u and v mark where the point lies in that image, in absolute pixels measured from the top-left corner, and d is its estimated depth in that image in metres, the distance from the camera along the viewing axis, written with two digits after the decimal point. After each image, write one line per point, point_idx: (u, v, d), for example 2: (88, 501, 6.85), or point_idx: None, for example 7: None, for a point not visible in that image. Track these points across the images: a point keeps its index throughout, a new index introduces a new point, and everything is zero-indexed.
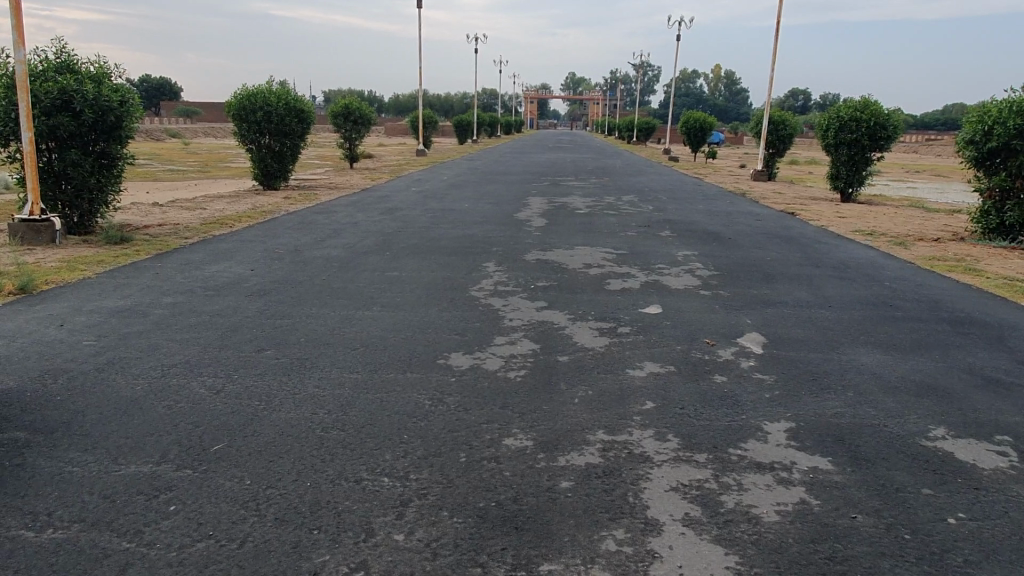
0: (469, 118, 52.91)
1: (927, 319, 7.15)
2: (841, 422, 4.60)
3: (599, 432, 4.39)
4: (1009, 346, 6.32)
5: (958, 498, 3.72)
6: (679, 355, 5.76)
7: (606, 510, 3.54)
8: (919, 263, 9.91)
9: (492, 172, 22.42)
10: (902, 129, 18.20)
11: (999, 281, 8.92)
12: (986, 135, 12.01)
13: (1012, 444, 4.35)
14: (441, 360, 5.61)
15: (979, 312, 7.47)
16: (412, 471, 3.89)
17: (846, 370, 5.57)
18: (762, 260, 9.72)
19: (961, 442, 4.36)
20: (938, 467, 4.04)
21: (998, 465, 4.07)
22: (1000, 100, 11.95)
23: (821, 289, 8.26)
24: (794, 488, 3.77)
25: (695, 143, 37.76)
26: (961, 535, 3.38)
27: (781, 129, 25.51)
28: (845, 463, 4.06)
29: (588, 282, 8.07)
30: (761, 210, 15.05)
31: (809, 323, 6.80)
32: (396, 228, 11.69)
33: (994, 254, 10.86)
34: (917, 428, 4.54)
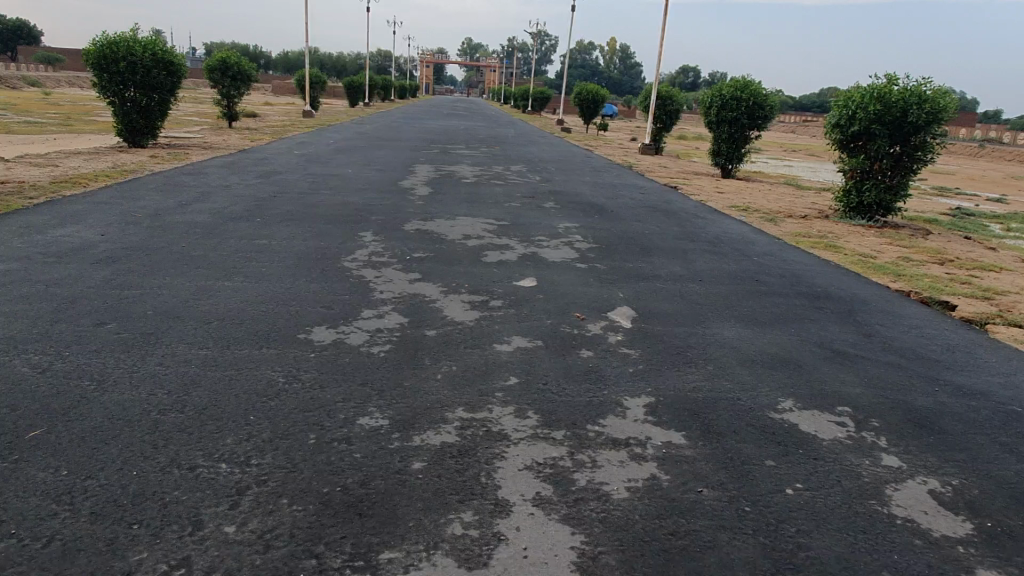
0: (360, 79, 51.16)
1: (787, 293, 7.50)
2: (698, 396, 4.71)
3: (458, 409, 4.28)
4: (856, 320, 6.73)
5: (797, 468, 3.88)
6: (548, 330, 5.74)
7: (456, 491, 3.44)
8: (786, 239, 10.41)
9: (381, 137, 21.81)
10: (778, 110, 19.04)
11: (856, 257, 9.49)
12: (851, 118, 12.64)
13: (851, 415, 4.60)
14: (302, 335, 5.33)
15: (834, 287, 7.90)
16: (254, 455, 3.64)
17: (708, 344, 5.72)
18: (639, 234, 9.89)
19: (805, 414, 4.57)
20: (782, 438, 4.20)
21: (836, 435, 4.29)
22: (864, 85, 12.58)
23: (693, 263, 8.50)
24: (646, 464, 3.81)
25: (587, 115, 38.07)
26: (796, 505, 3.52)
27: (669, 104, 26.14)
28: (697, 437, 4.14)
29: (465, 254, 7.93)
30: (645, 184, 15.35)
31: (677, 298, 6.95)
32: (271, 192, 11.13)
33: (853, 231, 11.54)
34: (768, 401, 4.72)
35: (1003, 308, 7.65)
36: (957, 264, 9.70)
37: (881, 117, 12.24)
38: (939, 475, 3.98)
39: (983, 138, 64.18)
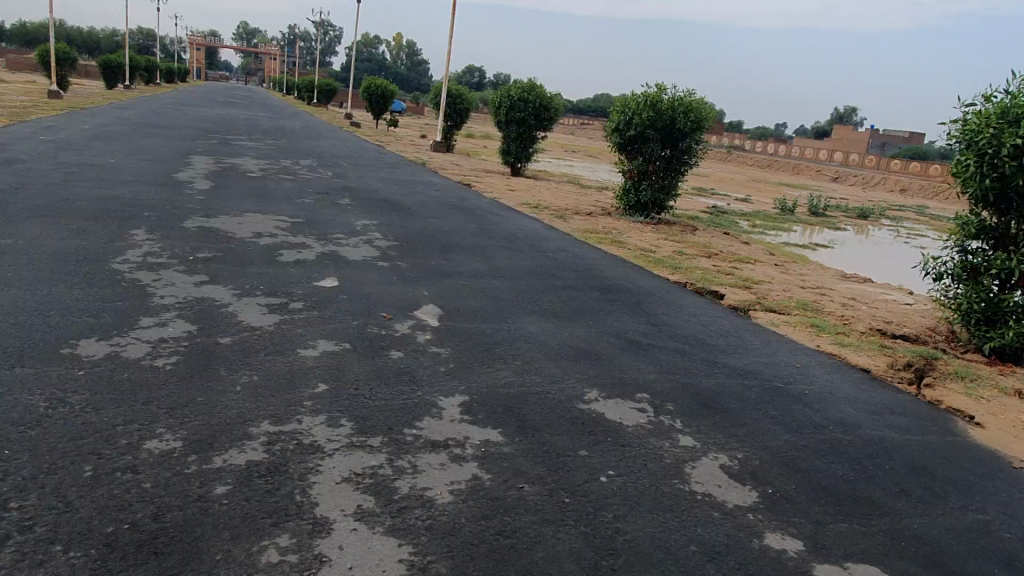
0: (118, 60, 45.98)
1: (582, 286, 7.89)
2: (510, 392, 4.78)
3: (263, 423, 3.94)
4: (644, 311, 7.25)
5: (607, 456, 4.08)
6: (354, 331, 5.50)
7: (268, 514, 3.15)
8: (576, 235, 10.97)
9: (147, 125, 19.73)
10: (561, 112, 20.04)
11: (638, 252, 10.24)
12: (628, 122, 13.53)
13: (649, 401, 4.94)
14: (66, 350, 4.60)
15: (623, 280, 8.46)
16: (14, 498, 3.05)
17: (515, 339, 5.83)
18: (438, 231, 9.87)
19: (609, 403, 4.83)
20: (591, 428, 4.39)
21: (638, 421, 4.59)
22: (639, 92, 13.52)
23: (493, 259, 8.65)
24: (467, 464, 3.76)
25: (378, 111, 37.51)
26: (610, 492, 3.68)
27: (458, 102, 26.47)
28: (513, 433, 4.19)
29: (257, 253, 7.38)
30: (439, 181, 15.40)
31: (481, 294, 7.02)
32: (13, 184, 9.56)
33: (633, 227, 12.46)
34: (576, 392, 4.92)
35: (761, 296, 8.68)
36: (720, 257, 10.87)
37: (653, 123, 13.28)
38: (726, 450, 4.39)
39: (728, 145, 72.83)
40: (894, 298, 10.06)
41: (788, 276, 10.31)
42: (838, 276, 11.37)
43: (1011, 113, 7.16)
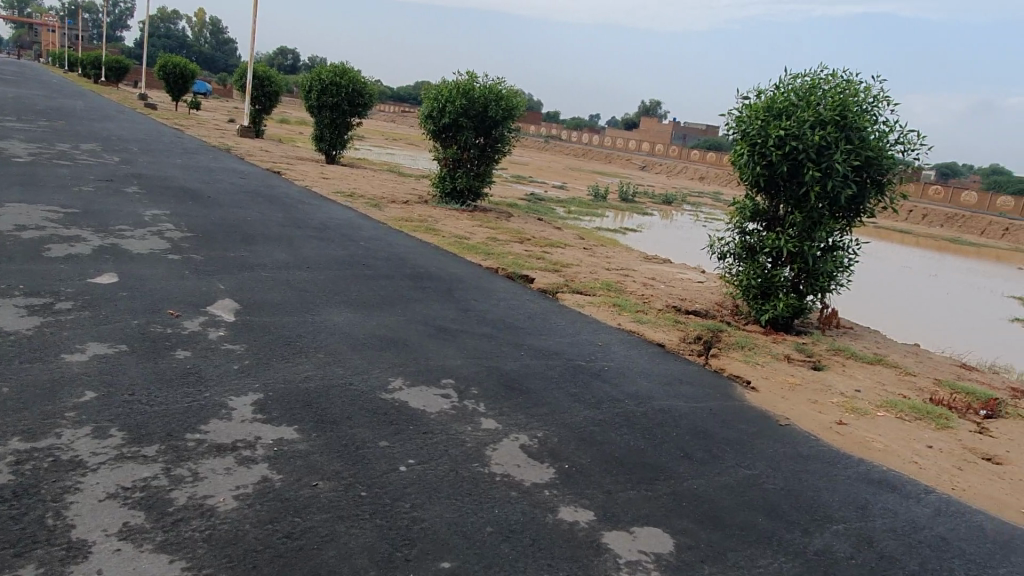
0: None
1: (393, 275, 7.78)
2: (309, 386, 4.58)
3: (12, 440, 3.46)
4: (455, 297, 7.28)
5: (408, 445, 4.03)
6: (134, 331, 5.01)
7: (10, 544, 2.76)
8: (390, 223, 10.80)
9: None
10: (376, 98, 19.64)
11: (452, 239, 10.27)
12: (442, 110, 13.42)
13: (454, 387, 4.96)
14: None
15: (435, 267, 8.43)
16: None
17: (318, 331, 5.61)
18: (241, 221, 9.28)
19: (414, 391, 4.79)
20: (394, 418, 4.32)
21: (442, 408, 4.60)
22: (451, 80, 13.45)
23: (300, 249, 8.29)
24: (255, 466, 3.54)
25: (177, 92, 34.68)
26: (409, 481, 3.64)
27: (266, 85, 25.10)
28: (310, 429, 4.01)
29: (19, 248, 6.51)
30: (245, 167, 14.51)
31: (284, 286, 6.69)
32: None
33: (449, 215, 12.50)
34: (379, 382, 4.82)
35: (569, 278, 9.02)
36: (533, 242, 11.19)
37: (466, 111, 13.33)
38: (527, 431, 4.51)
39: (546, 134, 75.57)
40: (688, 277, 10.90)
41: (595, 259, 10.82)
42: (641, 257, 12.13)
43: (776, 107, 7.96)
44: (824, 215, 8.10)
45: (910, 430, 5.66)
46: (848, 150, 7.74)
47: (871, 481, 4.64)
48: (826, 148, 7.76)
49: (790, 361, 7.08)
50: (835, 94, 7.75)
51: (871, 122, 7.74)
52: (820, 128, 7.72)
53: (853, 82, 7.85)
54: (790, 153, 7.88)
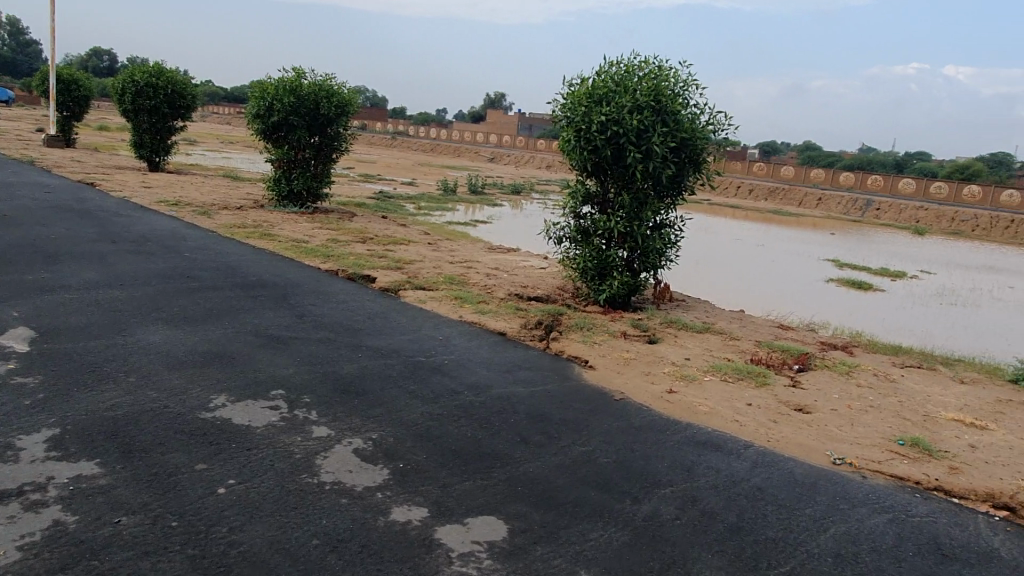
0: None
1: (222, 285, 7.34)
2: (118, 414, 4.21)
3: None
4: (290, 303, 6.98)
5: (229, 464, 3.80)
6: None
7: None
8: (220, 231, 10.20)
9: None
10: (200, 100, 18.49)
11: (288, 243, 9.86)
12: (269, 109, 12.82)
13: (283, 398, 4.74)
14: None
15: (268, 274, 8.05)
16: None
17: (130, 353, 5.18)
18: (44, 240, 8.41)
19: (238, 406, 4.53)
20: (214, 438, 4.06)
21: (269, 420, 4.38)
22: (276, 77, 12.87)
23: (114, 266, 7.63)
24: (47, 510, 3.20)
25: None
26: (228, 503, 3.42)
27: (74, 90, 22.96)
28: (115, 461, 3.68)
29: None
30: (51, 181, 13.20)
31: (93, 308, 6.12)
32: None
33: (286, 219, 12.01)
34: (200, 401, 4.52)
35: (411, 275, 8.92)
36: (375, 241, 10.97)
37: (296, 109, 12.82)
38: (361, 434, 4.40)
39: (394, 130, 74.63)
40: (532, 264, 11.11)
41: (439, 254, 10.77)
42: (486, 249, 12.22)
43: (597, 93, 8.25)
44: (649, 195, 8.52)
45: (733, 391, 6.06)
46: (664, 132, 8.18)
47: (697, 443, 4.92)
48: (645, 131, 8.16)
49: (626, 337, 7.38)
50: (649, 79, 8.15)
51: (683, 106, 8.22)
52: (637, 112, 8.08)
53: (664, 67, 8.28)
54: (613, 138, 8.21)
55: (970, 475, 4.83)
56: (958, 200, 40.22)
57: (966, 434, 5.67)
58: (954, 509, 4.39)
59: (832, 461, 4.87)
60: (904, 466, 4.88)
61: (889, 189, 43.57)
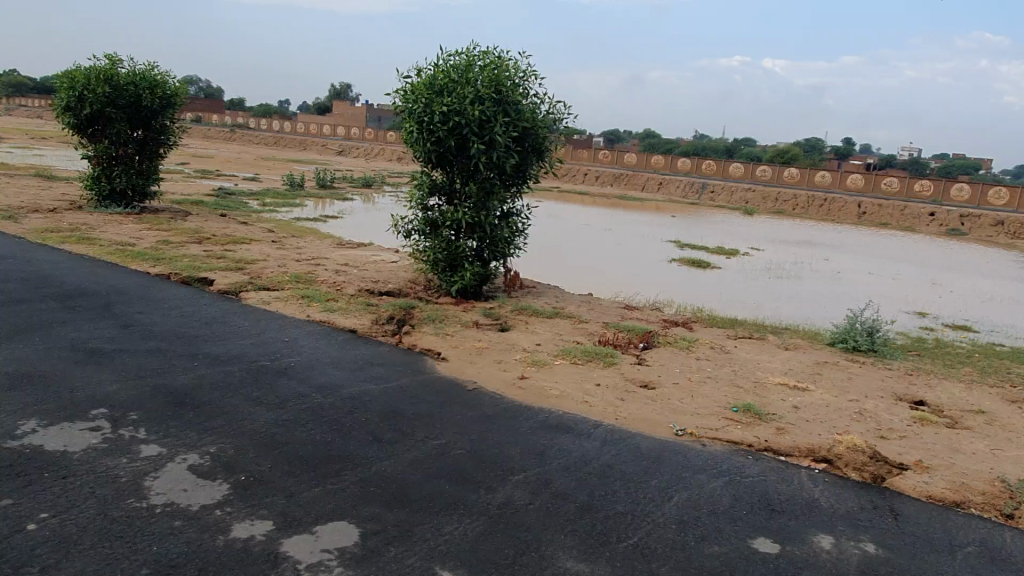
0: None
1: (32, 297, 6.61)
2: None
3: None
4: (114, 313, 6.40)
5: (41, 496, 3.41)
6: None
7: None
8: (30, 237, 9.19)
9: None
10: None
11: (112, 247, 9.05)
12: (81, 100, 11.69)
13: (107, 417, 4.33)
14: None
15: (87, 282, 7.33)
16: None
17: None
18: None
19: (52, 430, 4.09)
20: (23, 468, 3.64)
21: (90, 443, 3.98)
22: (86, 65, 11.74)
23: None
24: None
25: None
26: (40, 540, 3.07)
27: None
28: None
29: None
30: None
31: None
32: None
33: (109, 221, 11.03)
34: (4, 429, 4.03)
35: (253, 275, 8.46)
36: (212, 241, 10.32)
37: (113, 100, 11.77)
38: (197, 448, 4.10)
39: (233, 123, 70.73)
40: (382, 258, 10.89)
41: (283, 251, 10.31)
42: (334, 244, 11.84)
43: (438, 84, 8.20)
44: (494, 184, 8.60)
45: (582, 372, 6.24)
46: (506, 122, 8.28)
47: (549, 427, 5.01)
48: (487, 121, 8.21)
49: (479, 327, 7.40)
50: (488, 70, 8.22)
51: (523, 96, 8.37)
52: (479, 103, 8.13)
53: (503, 57, 8.38)
54: (456, 128, 8.20)
55: (794, 434, 5.26)
56: (779, 181, 43.93)
57: (790, 396, 6.18)
58: (781, 467, 4.76)
59: (674, 433, 5.13)
60: (738, 432, 5.23)
61: (721, 173, 46.82)
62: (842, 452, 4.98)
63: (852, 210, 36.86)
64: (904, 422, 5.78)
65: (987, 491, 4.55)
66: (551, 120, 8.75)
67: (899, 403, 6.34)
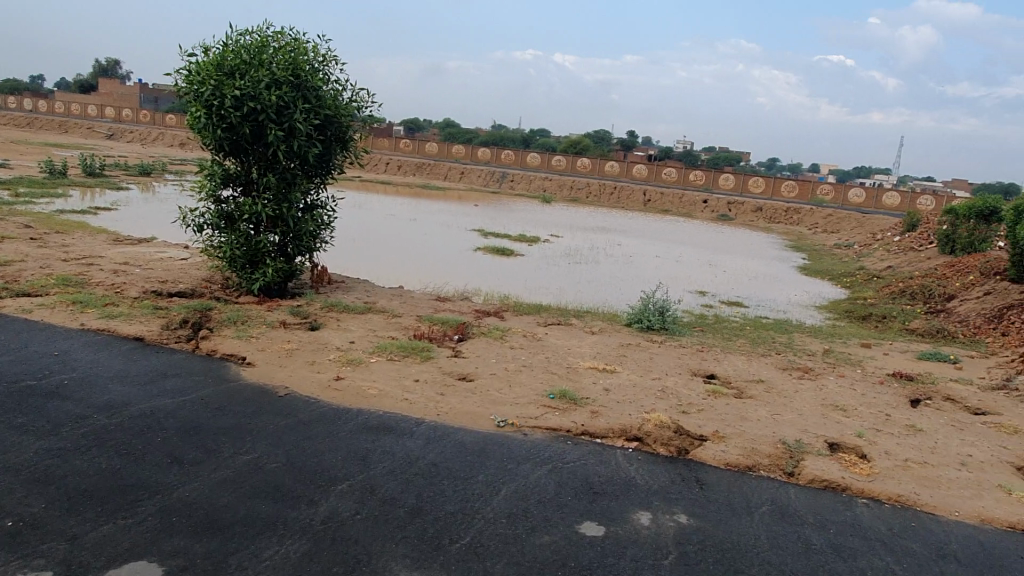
0: None
1: None
2: None
3: None
4: None
5: None
6: None
7: None
8: None
9: None
10: None
11: None
12: None
13: None
14: None
15: None
16: None
17: None
18: None
19: None
20: None
21: None
22: None
23: None
24: None
25: None
26: None
27: None
28: None
29: None
30: None
31: None
32: None
33: None
34: None
35: (9, 279, 7.28)
36: None
37: None
38: None
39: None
40: (169, 255, 9.89)
41: (46, 250, 9.00)
42: (109, 241, 10.56)
43: (227, 65, 7.56)
44: (296, 175, 8.11)
45: (400, 369, 6.08)
46: (306, 109, 7.85)
47: (369, 429, 4.80)
48: (285, 107, 7.74)
49: (286, 327, 6.95)
50: (284, 52, 7.73)
51: (323, 81, 7.99)
52: (275, 87, 7.62)
53: (299, 40, 7.93)
54: (250, 114, 7.62)
55: (608, 416, 5.50)
56: (573, 171, 46.34)
57: (600, 379, 6.48)
58: (599, 449, 4.95)
59: (496, 424, 5.14)
60: (556, 418, 5.37)
61: (519, 163, 48.43)
62: (651, 429, 5.29)
63: (638, 198, 39.84)
64: (700, 396, 6.28)
65: (772, 453, 5.05)
66: (353, 107, 8.46)
67: (693, 378, 6.89)
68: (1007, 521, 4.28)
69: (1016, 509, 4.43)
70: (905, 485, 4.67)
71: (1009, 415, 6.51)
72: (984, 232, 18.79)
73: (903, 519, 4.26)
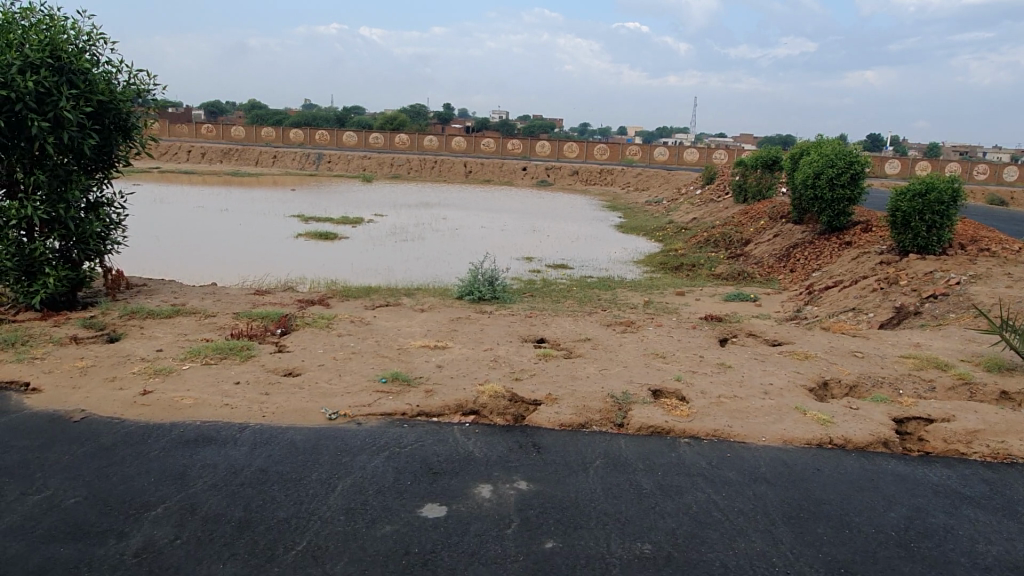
0: None
1: None
2: None
3: None
4: None
5: None
6: None
7: None
8: None
9: None
10: None
11: None
12: None
13: None
14: None
15: None
16: None
17: None
18: None
19: None
20: None
21: None
22: None
23: None
24: None
25: None
26: None
27: None
28: None
29: None
30: None
31: None
32: None
33: None
34: None
35: None
36: None
37: None
38: None
39: None
40: None
41: None
42: None
43: None
44: (71, 170, 7.23)
45: (215, 373, 5.65)
46: (74, 95, 7.01)
47: (186, 443, 4.41)
48: (46, 94, 6.85)
49: (79, 342, 6.23)
50: (37, 31, 6.83)
51: (91, 63, 7.16)
52: (30, 72, 6.72)
53: (55, 17, 7.04)
54: (3, 104, 6.68)
55: (442, 393, 5.46)
56: (392, 147, 45.52)
57: (432, 356, 6.43)
58: (435, 428, 4.90)
59: (327, 418, 4.93)
60: (390, 402, 5.24)
61: (334, 142, 46.75)
62: (486, 401, 5.32)
63: (460, 170, 39.97)
64: (531, 361, 6.42)
65: (602, 407, 5.26)
66: (133, 91, 7.68)
67: (524, 344, 7.03)
68: (805, 439, 4.75)
69: (811, 426, 4.94)
70: (720, 420, 5.06)
71: (801, 343, 7.27)
72: (770, 180, 20.76)
73: (721, 452, 4.59)
